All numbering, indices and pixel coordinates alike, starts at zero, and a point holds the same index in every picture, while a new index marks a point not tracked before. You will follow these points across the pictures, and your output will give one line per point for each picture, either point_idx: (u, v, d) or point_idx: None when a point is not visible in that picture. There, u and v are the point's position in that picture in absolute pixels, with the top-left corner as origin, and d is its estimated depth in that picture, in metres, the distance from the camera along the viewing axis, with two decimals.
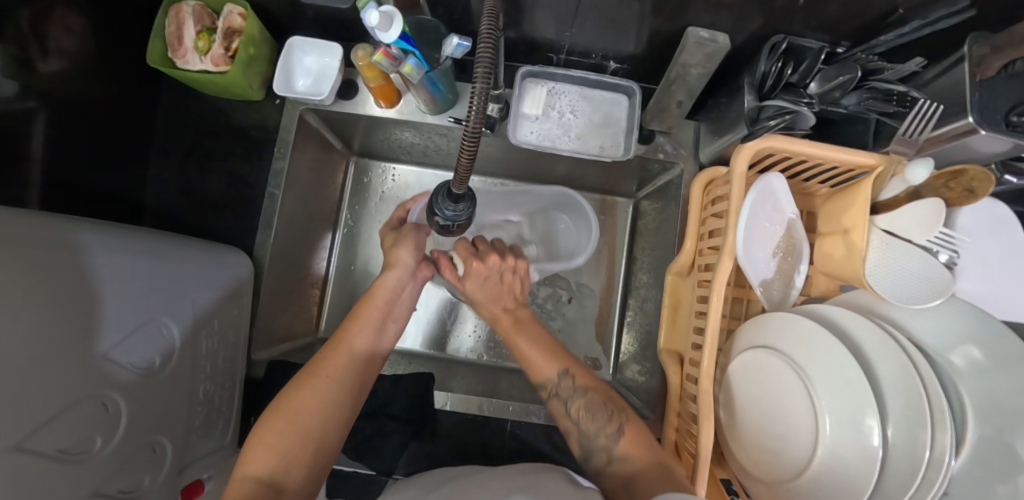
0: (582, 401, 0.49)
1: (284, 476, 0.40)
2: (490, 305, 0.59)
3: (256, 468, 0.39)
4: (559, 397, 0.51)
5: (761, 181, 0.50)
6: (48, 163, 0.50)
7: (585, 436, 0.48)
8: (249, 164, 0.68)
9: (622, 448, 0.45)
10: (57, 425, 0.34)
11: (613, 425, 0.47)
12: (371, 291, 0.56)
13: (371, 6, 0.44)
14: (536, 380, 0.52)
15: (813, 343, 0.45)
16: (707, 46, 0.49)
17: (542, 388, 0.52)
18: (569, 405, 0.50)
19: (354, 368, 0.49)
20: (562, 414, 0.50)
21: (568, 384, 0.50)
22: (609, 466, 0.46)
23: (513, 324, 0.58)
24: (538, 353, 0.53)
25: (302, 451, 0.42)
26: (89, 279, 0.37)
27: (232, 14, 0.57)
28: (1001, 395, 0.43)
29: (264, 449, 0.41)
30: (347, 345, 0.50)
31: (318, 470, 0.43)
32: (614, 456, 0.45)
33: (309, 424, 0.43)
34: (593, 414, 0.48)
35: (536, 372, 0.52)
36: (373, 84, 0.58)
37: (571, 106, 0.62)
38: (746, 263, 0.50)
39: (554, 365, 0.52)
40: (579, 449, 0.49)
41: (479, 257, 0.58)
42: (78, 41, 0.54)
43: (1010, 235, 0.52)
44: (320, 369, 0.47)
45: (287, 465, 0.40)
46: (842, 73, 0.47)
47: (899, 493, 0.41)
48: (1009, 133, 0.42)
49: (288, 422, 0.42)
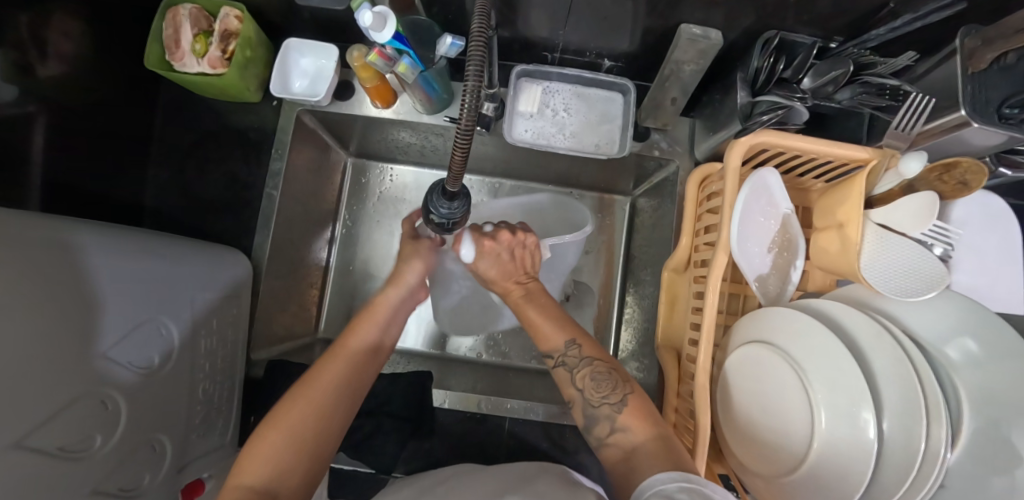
0: (589, 369, 0.49)
1: (278, 486, 0.39)
2: (503, 279, 0.57)
3: (250, 478, 0.39)
4: (564, 365, 0.50)
5: (754, 176, 0.50)
6: (47, 167, 0.51)
7: (588, 404, 0.47)
8: (247, 166, 0.68)
9: (623, 419, 0.44)
10: (57, 423, 0.34)
11: (617, 395, 0.46)
12: (374, 305, 0.56)
13: (365, 6, 0.44)
14: (543, 347, 0.52)
15: (808, 337, 0.45)
16: (700, 43, 0.49)
17: (549, 356, 0.52)
18: (575, 373, 0.49)
19: (352, 373, 0.48)
20: (567, 382, 0.50)
21: (574, 353, 0.50)
22: (611, 436, 0.45)
23: (523, 297, 0.56)
24: (547, 322, 0.53)
25: (296, 460, 0.41)
26: (86, 279, 0.37)
27: (229, 17, 0.58)
28: (1001, 387, 0.42)
29: (259, 456, 0.40)
30: (347, 350, 0.49)
31: (312, 478, 0.42)
32: (615, 428, 0.45)
33: (304, 429, 0.42)
34: (598, 384, 0.47)
35: (545, 340, 0.52)
36: (368, 84, 0.58)
37: (565, 104, 0.63)
38: (741, 258, 0.50)
39: (563, 333, 0.52)
40: (581, 419, 0.48)
41: (490, 235, 0.57)
42: (76, 45, 0.54)
43: (1004, 227, 0.52)
44: (318, 373, 0.46)
45: (282, 475, 0.40)
46: (835, 68, 0.48)
47: (896, 486, 0.41)
48: (1002, 126, 0.42)
49: (283, 429, 0.42)
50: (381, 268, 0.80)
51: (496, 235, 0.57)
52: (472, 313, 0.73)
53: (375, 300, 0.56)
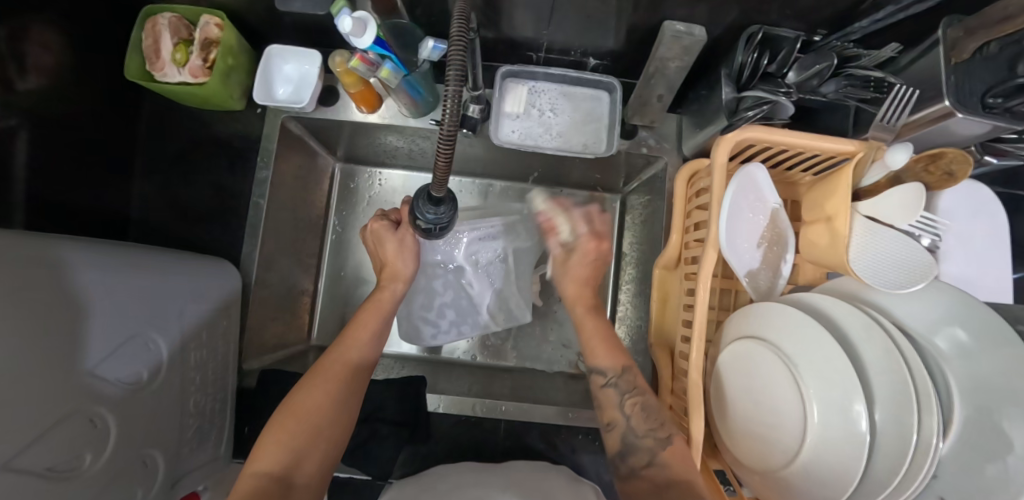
0: (639, 399, 0.50)
1: (292, 472, 0.43)
2: (583, 287, 0.60)
3: (266, 464, 0.43)
4: (614, 386, 0.52)
5: (742, 171, 0.50)
6: (32, 181, 0.50)
7: (632, 432, 0.48)
8: (233, 175, 0.68)
9: (665, 456, 0.45)
10: (48, 442, 0.34)
11: (664, 431, 0.47)
12: (376, 299, 0.59)
13: (345, 11, 0.45)
14: (594, 364, 0.54)
15: (795, 331, 0.45)
16: (684, 40, 0.49)
17: (599, 375, 0.53)
18: (624, 398, 0.50)
19: (352, 370, 0.51)
20: (613, 405, 0.51)
21: (626, 379, 0.52)
22: (644, 469, 0.46)
23: (589, 308, 0.60)
24: (605, 344, 0.55)
25: (311, 450, 0.45)
26: (70, 297, 0.37)
27: (209, 25, 0.57)
28: (988, 375, 0.42)
29: (273, 447, 0.44)
30: (354, 346, 0.54)
31: (326, 465, 0.46)
32: (654, 461, 0.45)
33: (317, 424, 0.46)
34: (647, 414, 0.48)
35: (598, 358, 0.54)
36: (352, 89, 0.58)
37: (551, 104, 0.63)
38: (731, 254, 0.49)
39: (619, 360, 0.53)
40: (617, 444, 0.49)
41: (593, 235, 0.61)
42: (56, 58, 0.53)
43: (991, 215, 0.52)
44: (329, 370, 0.50)
45: (295, 462, 0.44)
46: (819, 61, 0.48)
47: (889, 476, 0.40)
48: (985, 115, 0.43)
49: (296, 420, 0.45)
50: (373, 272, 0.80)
51: (605, 237, 0.61)
52: (451, 320, 0.74)
53: (373, 298, 0.60)
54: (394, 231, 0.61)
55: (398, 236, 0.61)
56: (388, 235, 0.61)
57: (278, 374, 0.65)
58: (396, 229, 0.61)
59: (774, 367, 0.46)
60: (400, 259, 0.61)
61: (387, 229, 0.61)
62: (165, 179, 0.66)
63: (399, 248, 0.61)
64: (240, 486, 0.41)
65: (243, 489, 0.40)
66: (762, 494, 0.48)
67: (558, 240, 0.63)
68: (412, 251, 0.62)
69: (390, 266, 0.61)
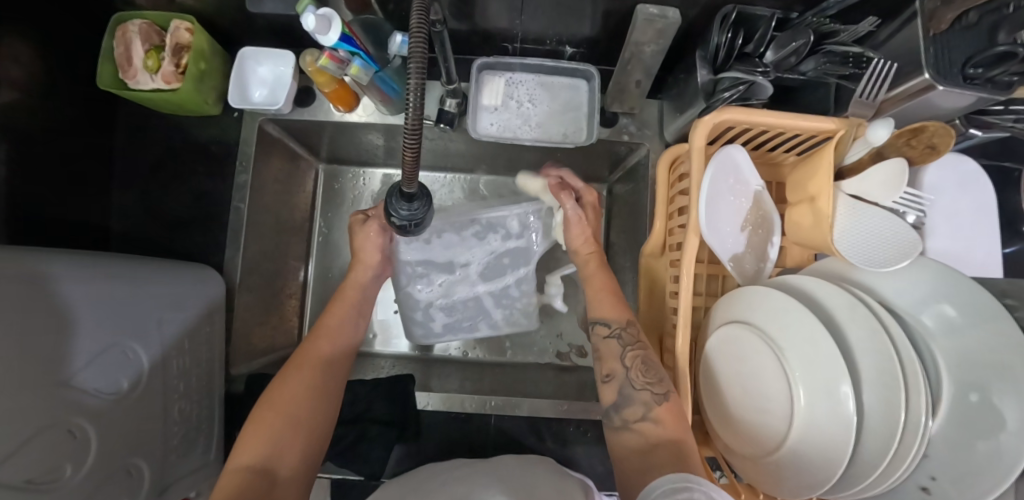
0: (639, 352, 0.49)
1: (275, 465, 0.42)
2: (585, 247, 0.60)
3: (245, 459, 0.42)
4: (618, 337, 0.52)
5: (720, 154, 0.49)
6: (9, 196, 0.50)
7: (630, 383, 0.47)
8: (213, 181, 0.68)
9: (658, 413, 0.44)
10: (25, 457, 0.34)
11: (662, 387, 0.46)
12: (342, 292, 0.61)
13: (308, 10, 0.46)
14: (599, 314, 0.55)
15: (779, 315, 0.45)
16: (658, 23, 0.48)
17: (603, 325, 0.53)
18: (626, 350, 0.50)
19: (331, 362, 0.53)
20: (614, 356, 0.51)
21: (629, 332, 0.52)
22: (637, 422, 0.45)
23: (599, 264, 0.59)
24: (612, 298, 0.55)
25: (291, 442, 0.44)
26: (52, 308, 0.37)
27: (180, 30, 0.57)
28: (976, 352, 0.42)
29: (252, 441, 0.43)
30: (324, 335, 0.55)
31: (310, 457, 0.45)
32: (648, 416, 0.45)
33: (299, 414, 0.46)
34: (647, 368, 0.48)
35: (606, 310, 0.54)
36: (326, 89, 0.57)
37: (529, 94, 0.62)
38: (714, 239, 0.49)
39: (622, 314, 0.54)
40: (612, 396, 0.49)
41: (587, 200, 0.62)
42: (29, 71, 0.53)
43: (979, 188, 0.52)
44: (308, 360, 0.51)
45: (276, 455, 0.43)
46: (796, 39, 0.46)
47: (879, 460, 0.39)
48: (966, 86, 0.42)
49: (275, 413, 0.45)
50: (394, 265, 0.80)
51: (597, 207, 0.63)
52: (447, 323, 0.73)
53: (340, 288, 0.61)
54: (364, 223, 0.62)
55: (364, 232, 0.61)
56: (359, 229, 0.62)
57: (267, 377, 0.65)
58: (365, 222, 0.62)
59: (759, 350, 0.46)
60: (365, 249, 0.62)
61: (359, 222, 0.62)
62: (144, 186, 0.66)
63: (367, 241, 0.62)
64: (223, 482, 0.40)
65: (226, 484, 0.40)
66: (755, 482, 0.47)
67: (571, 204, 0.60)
68: (378, 245, 0.62)
69: (360, 260, 0.62)
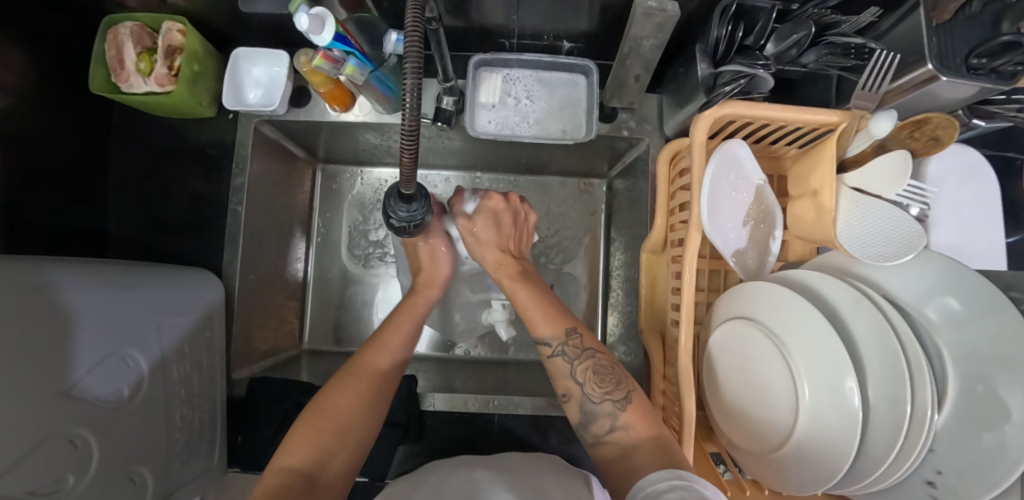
0: (590, 363, 0.49)
1: (319, 470, 0.42)
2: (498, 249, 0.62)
3: (292, 462, 0.42)
4: (562, 355, 0.51)
5: (721, 149, 0.48)
6: None
7: (589, 399, 0.47)
8: (209, 185, 0.67)
9: (625, 418, 0.45)
10: (26, 468, 0.33)
11: (619, 393, 0.47)
12: (411, 304, 0.60)
13: (302, 9, 0.45)
14: (540, 335, 0.53)
15: (783, 310, 0.44)
16: (656, 16, 0.46)
17: (545, 345, 0.52)
18: (574, 366, 0.50)
19: (388, 373, 0.52)
20: (565, 375, 0.50)
21: (574, 344, 0.51)
22: (608, 434, 0.45)
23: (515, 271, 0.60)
24: (546, 314, 0.54)
25: (338, 449, 0.44)
26: (51, 317, 0.37)
27: (172, 31, 0.55)
28: (983, 344, 0.41)
29: (302, 444, 0.43)
30: (384, 342, 0.54)
31: (351, 467, 0.45)
32: (617, 426, 0.45)
33: (348, 422, 0.46)
34: (601, 378, 0.48)
35: (540, 329, 0.53)
36: (322, 89, 0.57)
37: (526, 91, 0.61)
38: (716, 234, 0.48)
39: (560, 328, 0.53)
40: (576, 414, 0.48)
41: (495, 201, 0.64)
42: (19, 76, 0.52)
43: (982, 180, 0.51)
44: (363, 369, 0.50)
45: (322, 460, 0.43)
46: (797, 31, 0.46)
47: (884, 454, 0.39)
48: (970, 77, 0.41)
49: (325, 420, 0.45)
50: (373, 268, 0.80)
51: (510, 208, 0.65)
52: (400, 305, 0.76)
53: (406, 303, 0.61)
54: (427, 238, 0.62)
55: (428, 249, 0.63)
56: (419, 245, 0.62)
57: (269, 380, 0.65)
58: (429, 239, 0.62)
59: (764, 347, 0.45)
60: (434, 267, 0.63)
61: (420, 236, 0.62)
62: (140, 190, 0.65)
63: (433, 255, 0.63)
64: (266, 481, 0.40)
65: (267, 484, 0.39)
66: (760, 477, 0.47)
67: (462, 210, 0.65)
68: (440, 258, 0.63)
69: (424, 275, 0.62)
